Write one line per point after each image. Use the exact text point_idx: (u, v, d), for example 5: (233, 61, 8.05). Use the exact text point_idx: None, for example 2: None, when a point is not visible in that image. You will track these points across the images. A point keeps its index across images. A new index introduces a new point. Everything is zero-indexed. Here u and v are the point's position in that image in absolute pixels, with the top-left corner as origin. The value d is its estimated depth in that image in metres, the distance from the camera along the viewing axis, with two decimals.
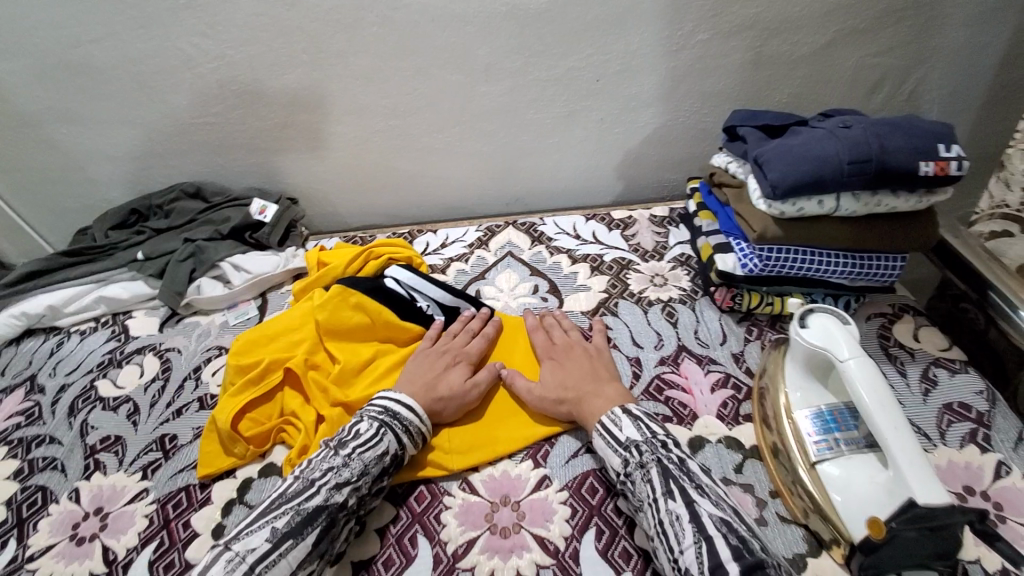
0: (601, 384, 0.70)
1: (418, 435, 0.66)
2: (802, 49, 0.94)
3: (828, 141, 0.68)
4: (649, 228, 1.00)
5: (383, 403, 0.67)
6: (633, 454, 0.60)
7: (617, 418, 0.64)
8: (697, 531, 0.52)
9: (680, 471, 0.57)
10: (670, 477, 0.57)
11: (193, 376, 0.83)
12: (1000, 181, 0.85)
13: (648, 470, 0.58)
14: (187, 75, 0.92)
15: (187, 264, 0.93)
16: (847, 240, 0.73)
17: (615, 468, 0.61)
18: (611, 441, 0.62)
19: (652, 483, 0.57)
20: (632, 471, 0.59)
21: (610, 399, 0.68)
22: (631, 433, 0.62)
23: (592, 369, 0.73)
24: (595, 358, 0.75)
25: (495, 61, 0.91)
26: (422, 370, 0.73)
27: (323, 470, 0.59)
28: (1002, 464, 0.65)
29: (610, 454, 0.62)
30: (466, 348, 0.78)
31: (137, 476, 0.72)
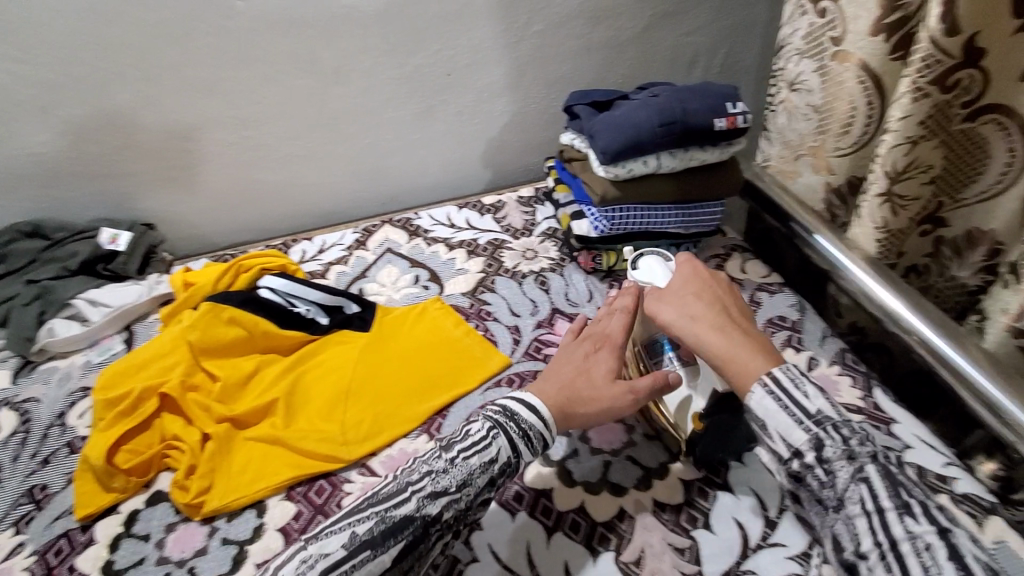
0: (747, 330, 0.59)
1: (536, 441, 0.60)
2: (624, 34, 1.06)
3: (641, 108, 0.78)
4: (518, 209, 1.08)
5: (503, 402, 0.62)
6: (830, 436, 0.49)
7: (800, 381, 0.52)
8: (957, 562, 0.43)
9: (903, 480, 0.48)
10: (896, 486, 0.47)
11: (59, 422, 0.77)
12: (764, 139, 0.97)
13: (864, 468, 0.48)
14: (3, 104, 0.85)
15: (35, 306, 0.87)
16: (673, 192, 0.84)
17: (794, 447, 0.50)
18: (797, 411, 0.50)
19: (867, 487, 0.47)
20: (837, 462, 0.48)
21: (763, 348, 0.57)
22: (822, 406, 0.50)
23: (733, 309, 0.62)
24: (732, 298, 0.64)
25: (344, 64, 0.94)
26: (563, 366, 0.66)
27: (421, 472, 0.56)
28: (812, 359, 0.79)
29: (788, 426, 0.50)
30: (609, 330, 0.69)
31: (8, 532, 0.66)
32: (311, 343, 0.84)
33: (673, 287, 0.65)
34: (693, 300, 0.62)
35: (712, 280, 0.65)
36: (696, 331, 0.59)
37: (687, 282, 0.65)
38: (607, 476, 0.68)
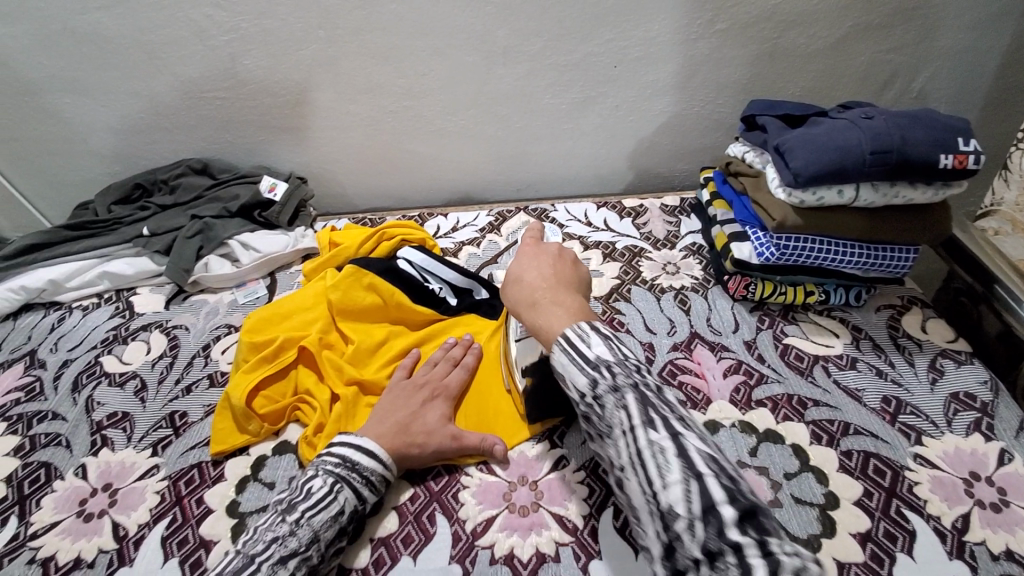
0: (564, 295, 0.60)
1: (379, 483, 0.61)
2: (817, 43, 0.94)
3: (851, 131, 0.70)
4: (661, 217, 1.01)
5: (341, 453, 0.61)
6: (602, 375, 0.50)
7: (586, 334, 0.53)
8: (685, 463, 0.43)
9: (660, 401, 0.48)
10: (649, 405, 0.48)
11: (202, 354, 0.82)
12: (1001, 178, 0.87)
13: (624, 395, 0.48)
14: (198, 48, 0.89)
15: (196, 240, 0.93)
16: (862, 230, 0.75)
17: (580, 390, 0.52)
18: (579, 360, 0.52)
19: (626, 411, 0.48)
20: (606, 395, 0.49)
21: (569, 309, 0.58)
22: (601, 352, 0.51)
23: (557, 280, 0.63)
24: (565, 271, 0.65)
25: (514, 43, 0.90)
26: (397, 408, 0.66)
27: (265, 542, 0.53)
28: (1005, 452, 0.66)
29: (576, 373, 0.52)
30: (445, 381, 0.71)
31: (146, 452, 0.70)
32: (439, 323, 0.82)
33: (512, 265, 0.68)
34: (522, 272, 0.64)
35: (546, 257, 0.67)
36: (517, 302, 0.62)
37: (525, 257, 0.67)
38: None
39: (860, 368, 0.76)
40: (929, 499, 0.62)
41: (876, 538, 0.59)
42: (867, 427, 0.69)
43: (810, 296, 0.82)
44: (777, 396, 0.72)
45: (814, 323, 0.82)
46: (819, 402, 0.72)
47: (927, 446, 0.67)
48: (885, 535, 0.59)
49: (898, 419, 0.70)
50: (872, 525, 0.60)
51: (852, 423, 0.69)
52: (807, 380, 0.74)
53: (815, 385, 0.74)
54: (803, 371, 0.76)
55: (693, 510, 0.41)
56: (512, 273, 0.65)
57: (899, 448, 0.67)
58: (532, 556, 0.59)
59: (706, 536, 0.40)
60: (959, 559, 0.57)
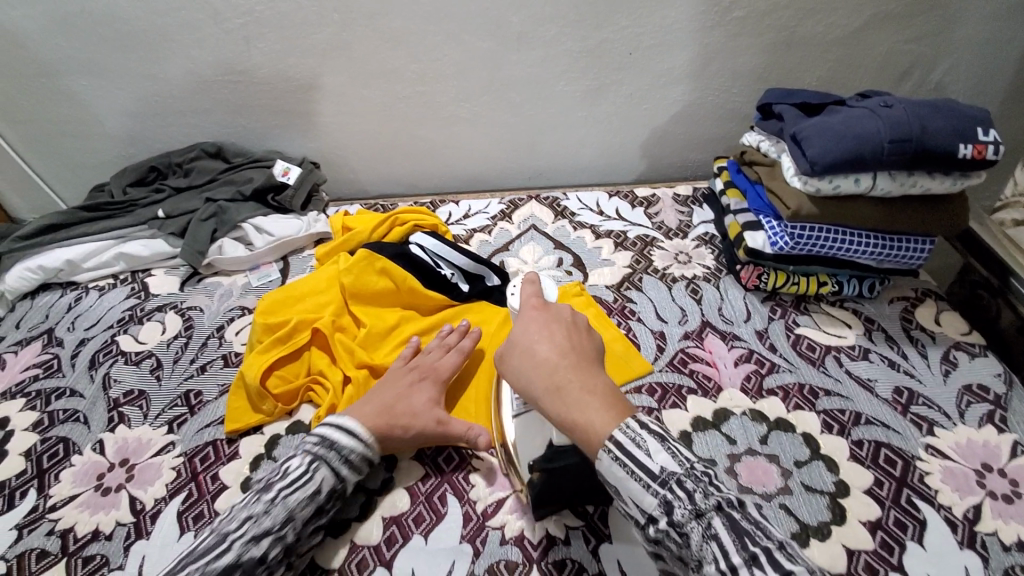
0: (592, 377, 0.50)
1: (360, 462, 0.60)
2: (835, 32, 0.93)
3: (869, 119, 0.69)
4: (673, 207, 1.01)
5: (321, 431, 0.60)
6: (676, 496, 0.42)
7: (641, 437, 0.44)
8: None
9: (751, 524, 0.41)
10: (741, 532, 0.40)
11: (216, 335, 0.83)
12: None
13: (710, 520, 0.40)
14: (214, 31, 0.90)
15: (211, 223, 0.93)
16: (877, 220, 0.75)
17: (647, 512, 0.43)
18: (642, 475, 0.43)
19: (715, 541, 0.40)
20: (686, 521, 0.41)
21: (606, 399, 0.48)
22: (666, 462, 0.43)
23: (578, 355, 0.51)
24: (582, 342, 0.53)
25: (529, 29, 0.90)
26: (385, 391, 0.66)
27: (239, 519, 0.53)
28: (1018, 444, 0.66)
29: (639, 492, 0.43)
30: (437, 365, 0.71)
31: (162, 429, 0.72)
32: (451, 308, 0.82)
33: (513, 334, 0.55)
34: (533, 345, 0.52)
35: (557, 323, 0.55)
36: (533, 385, 0.50)
37: (531, 324, 0.55)
38: None
39: (873, 359, 0.75)
40: (940, 490, 0.62)
41: (887, 526, 0.59)
42: (879, 418, 0.69)
43: (823, 286, 0.82)
44: (789, 385, 0.72)
45: (826, 313, 0.82)
46: (831, 392, 0.72)
47: (940, 437, 0.67)
48: (895, 524, 0.59)
49: (911, 410, 0.69)
50: (883, 514, 0.60)
51: (864, 413, 0.69)
52: (819, 370, 0.74)
53: (827, 374, 0.74)
54: (815, 361, 0.75)
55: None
56: (520, 348, 0.52)
57: (911, 438, 0.67)
58: (543, 539, 0.60)
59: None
60: (969, 549, 0.57)
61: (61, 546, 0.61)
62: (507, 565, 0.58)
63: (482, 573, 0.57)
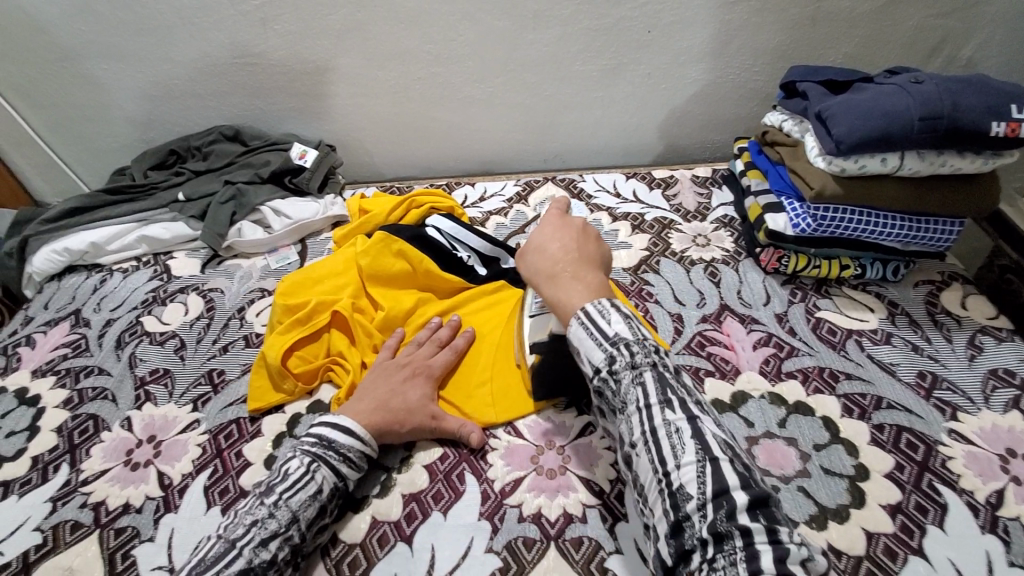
0: (586, 270, 0.56)
1: (359, 459, 0.61)
2: (864, 7, 0.90)
3: (898, 96, 0.68)
4: (692, 189, 0.99)
5: (318, 432, 0.61)
6: (620, 353, 0.49)
7: (606, 310, 0.51)
8: (699, 444, 0.44)
9: (677, 383, 0.48)
10: (667, 386, 0.47)
11: (237, 317, 0.84)
12: None
13: (642, 373, 0.47)
14: (230, 13, 0.90)
15: (230, 205, 0.94)
16: (904, 201, 0.74)
17: (595, 364, 0.50)
18: (597, 334, 0.50)
19: (642, 390, 0.47)
20: (622, 370, 0.48)
21: (590, 285, 0.55)
22: (620, 329, 0.50)
23: (580, 255, 0.58)
24: (587, 248, 0.60)
25: (545, 7, 0.88)
26: (378, 386, 0.67)
27: (245, 525, 0.54)
28: None
29: (592, 348, 0.50)
30: (429, 360, 0.71)
31: (187, 408, 0.73)
32: (467, 290, 0.83)
33: (532, 237, 0.62)
34: (544, 243, 0.59)
35: (571, 228, 0.61)
36: (537, 272, 0.58)
37: (547, 228, 0.62)
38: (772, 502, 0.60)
39: (895, 343, 0.74)
40: (963, 474, 0.61)
41: (907, 510, 0.59)
42: (901, 402, 0.68)
43: (844, 269, 0.80)
44: (808, 367, 0.72)
45: (848, 297, 0.80)
46: (851, 375, 0.71)
47: (963, 422, 0.66)
48: (916, 508, 0.59)
49: (933, 395, 0.68)
50: (903, 498, 0.60)
51: (886, 398, 0.68)
52: (839, 353, 0.73)
53: (847, 358, 0.73)
54: (836, 344, 0.74)
55: (704, 491, 0.42)
56: (533, 244, 0.59)
57: (933, 423, 0.66)
58: (560, 517, 0.61)
59: (716, 518, 0.40)
60: (991, 533, 0.57)
61: (94, 518, 0.63)
62: (526, 542, 0.59)
63: (500, 550, 0.58)
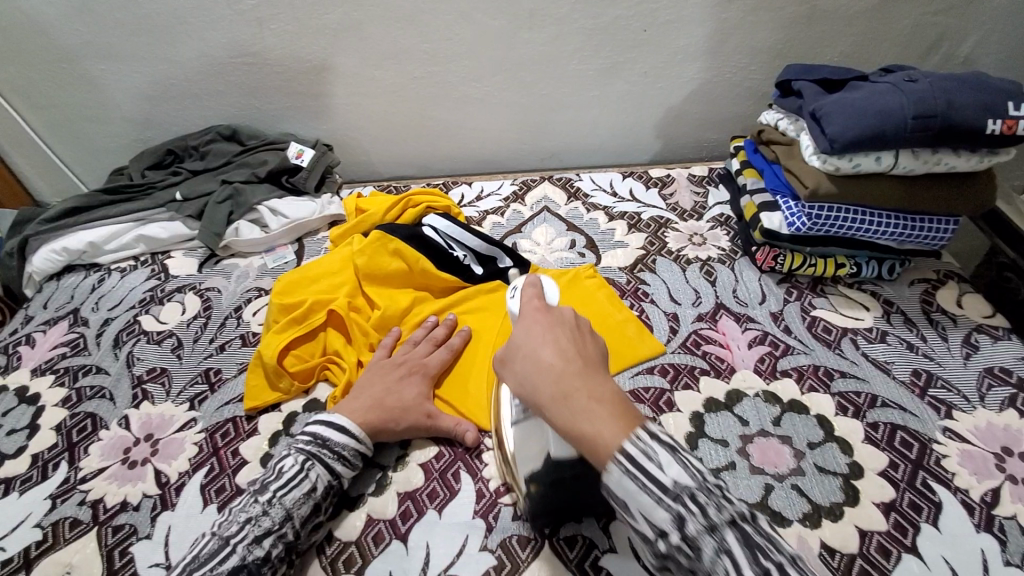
0: (600, 382, 0.43)
1: (354, 458, 0.61)
2: (860, 5, 0.90)
3: (892, 95, 0.68)
4: (688, 188, 0.99)
5: (312, 431, 0.62)
6: (690, 510, 0.37)
7: (653, 449, 0.39)
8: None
9: (763, 538, 0.37)
10: (753, 545, 0.37)
11: (235, 315, 0.85)
12: None
13: (723, 534, 0.36)
14: (227, 13, 0.90)
15: (227, 205, 0.94)
16: (900, 199, 0.74)
17: (657, 527, 0.38)
18: (653, 489, 0.38)
19: (729, 557, 0.36)
20: (698, 536, 0.37)
21: (614, 407, 0.42)
22: (679, 475, 0.38)
23: (582, 359, 0.45)
24: (588, 345, 0.47)
25: (542, 7, 0.88)
26: (374, 385, 0.67)
27: (240, 523, 0.55)
28: None
29: (649, 506, 0.38)
30: (425, 359, 0.71)
31: (184, 406, 0.74)
32: (463, 290, 0.83)
33: (512, 337, 0.48)
34: (536, 349, 0.46)
35: (558, 322, 0.49)
36: (536, 393, 0.44)
37: (533, 327, 0.48)
38: (768, 501, 0.60)
39: (891, 342, 0.74)
40: (958, 473, 0.61)
41: (901, 508, 0.59)
42: (895, 400, 0.68)
43: (840, 268, 0.80)
44: (803, 366, 0.72)
45: (843, 295, 0.80)
46: (846, 373, 0.71)
47: (959, 420, 0.66)
48: (910, 506, 0.59)
49: (928, 393, 0.69)
50: (897, 496, 0.60)
51: (880, 396, 0.68)
52: (834, 352, 0.73)
53: (842, 356, 0.73)
54: (831, 343, 0.75)
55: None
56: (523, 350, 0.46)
57: (928, 421, 0.66)
58: None
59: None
60: (986, 532, 0.57)
61: (92, 516, 0.64)
62: (520, 540, 0.59)
63: (495, 548, 0.59)
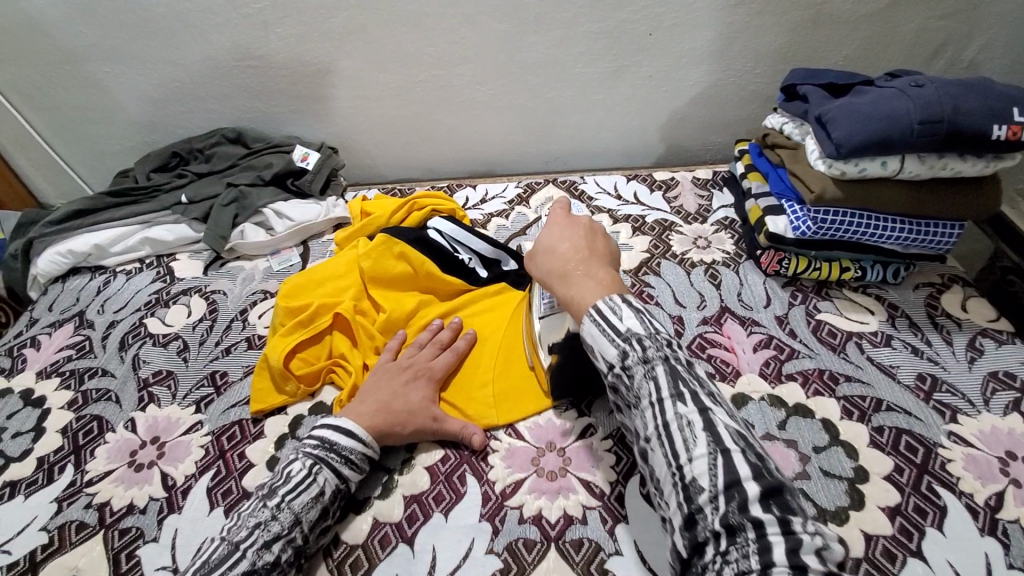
0: (596, 267, 0.59)
1: (361, 461, 0.62)
2: (865, 9, 0.90)
3: (898, 100, 0.68)
4: (692, 191, 0.99)
5: (320, 435, 0.62)
6: (633, 348, 0.50)
7: (617, 306, 0.53)
8: (710, 434, 0.45)
9: (690, 375, 0.49)
10: (679, 377, 0.49)
11: (240, 318, 0.85)
12: None
13: (654, 367, 0.49)
14: (233, 16, 0.90)
15: (232, 208, 0.95)
16: (905, 204, 0.74)
17: (608, 361, 0.52)
18: (609, 332, 0.52)
19: (655, 382, 0.49)
20: (634, 365, 0.50)
21: (601, 282, 0.57)
22: (632, 324, 0.51)
23: (590, 252, 0.62)
24: (597, 244, 0.63)
25: (547, 10, 0.89)
26: (380, 389, 0.67)
27: (249, 528, 0.55)
28: None
29: (605, 344, 0.52)
30: (431, 362, 0.71)
31: (190, 409, 0.74)
32: (468, 293, 0.83)
33: (539, 239, 0.66)
34: (554, 244, 0.63)
35: (578, 227, 0.65)
36: (549, 272, 0.61)
37: (555, 230, 0.66)
38: None
39: (895, 346, 0.74)
40: (962, 477, 0.61)
41: (906, 512, 0.59)
42: (901, 404, 0.68)
43: (845, 272, 0.81)
44: (809, 370, 0.72)
45: (848, 299, 0.81)
46: (851, 377, 0.71)
47: (963, 424, 0.66)
48: (915, 510, 0.59)
49: (933, 397, 0.69)
50: (902, 500, 0.60)
51: (885, 400, 0.69)
52: (839, 355, 0.74)
53: (847, 360, 0.73)
54: (836, 347, 0.75)
55: (715, 484, 0.43)
56: (543, 247, 0.63)
57: (933, 425, 0.66)
58: (560, 518, 0.61)
59: (728, 510, 0.42)
60: (990, 536, 0.57)
61: (98, 519, 0.64)
62: (526, 544, 0.59)
63: (501, 551, 0.59)
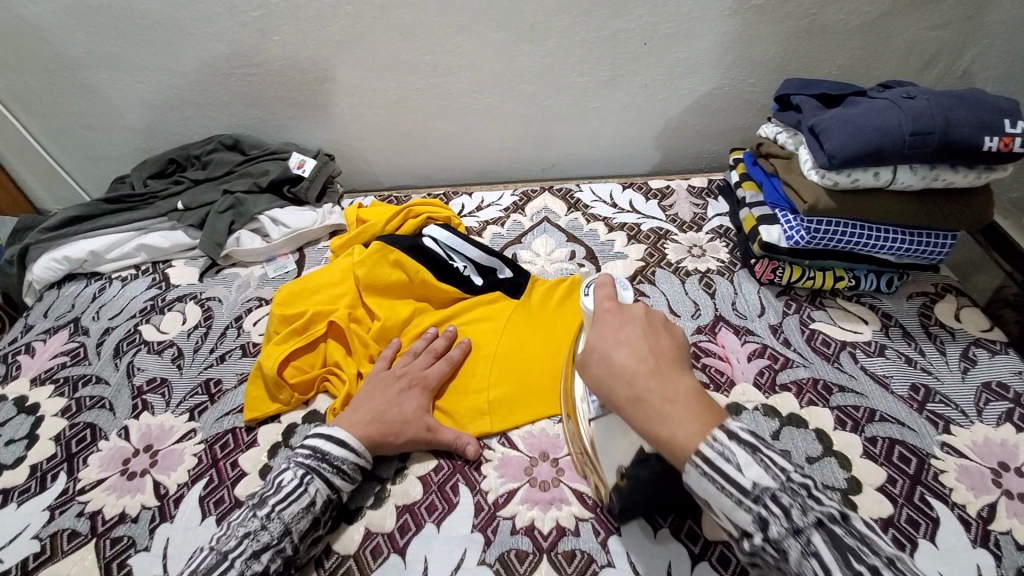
0: (674, 384, 0.46)
1: (353, 472, 0.62)
2: (859, 19, 0.91)
3: (890, 111, 0.68)
4: (688, 199, 1.00)
5: (312, 444, 0.62)
6: (772, 512, 0.41)
7: (731, 451, 0.42)
8: None
9: (853, 540, 0.41)
10: (842, 548, 0.40)
11: (235, 325, 0.85)
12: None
13: (811, 539, 0.40)
14: (229, 24, 0.90)
15: (228, 215, 0.95)
16: (898, 214, 0.74)
17: (740, 527, 0.42)
18: (733, 490, 0.42)
19: (817, 558, 0.40)
20: (784, 538, 0.41)
21: (691, 409, 0.44)
22: (759, 477, 0.42)
23: (656, 355, 0.48)
24: (662, 341, 0.50)
25: (543, 19, 0.89)
26: (374, 397, 0.67)
27: (238, 537, 0.55)
28: None
29: (731, 507, 0.42)
30: (424, 372, 0.71)
31: (184, 417, 0.74)
32: (463, 301, 0.83)
33: (587, 337, 0.52)
34: (610, 351, 0.49)
35: (634, 323, 0.51)
36: (611, 393, 0.48)
37: (605, 328, 0.51)
38: None
39: (889, 355, 0.74)
40: (955, 488, 0.62)
41: (899, 523, 0.59)
42: (894, 415, 0.68)
43: (839, 281, 0.81)
44: (803, 380, 0.72)
45: (842, 308, 0.81)
46: (845, 388, 0.71)
47: (956, 435, 0.66)
48: (907, 522, 0.59)
49: (927, 407, 0.69)
50: (895, 511, 0.60)
51: (879, 410, 0.69)
52: (833, 365, 0.74)
53: (841, 370, 0.73)
54: (829, 357, 0.75)
55: None
56: (596, 353, 0.49)
57: (926, 436, 0.66)
58: (552, 529, 0.61)
59: None
60: (982, 547, 0.57)
61: (90, 527, 0.64)
62: (518, 554, 0.59)
63: (493, 562, 0.59)
